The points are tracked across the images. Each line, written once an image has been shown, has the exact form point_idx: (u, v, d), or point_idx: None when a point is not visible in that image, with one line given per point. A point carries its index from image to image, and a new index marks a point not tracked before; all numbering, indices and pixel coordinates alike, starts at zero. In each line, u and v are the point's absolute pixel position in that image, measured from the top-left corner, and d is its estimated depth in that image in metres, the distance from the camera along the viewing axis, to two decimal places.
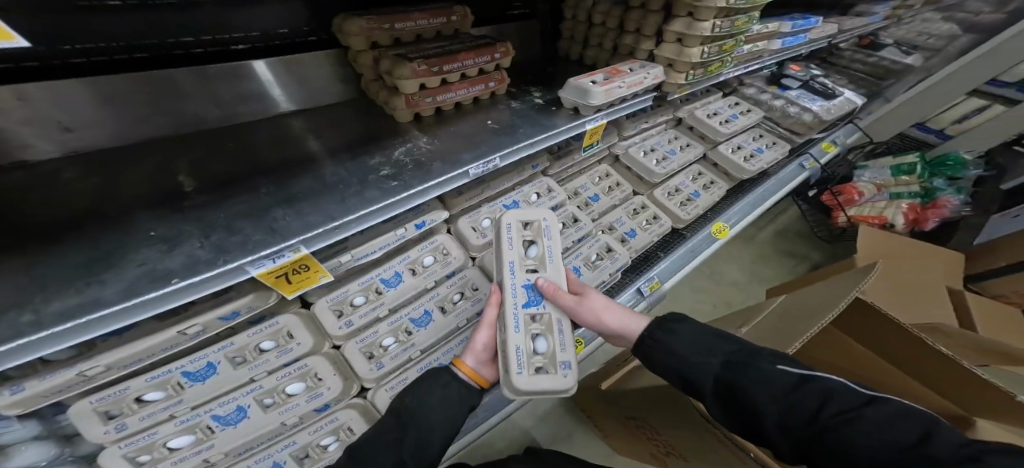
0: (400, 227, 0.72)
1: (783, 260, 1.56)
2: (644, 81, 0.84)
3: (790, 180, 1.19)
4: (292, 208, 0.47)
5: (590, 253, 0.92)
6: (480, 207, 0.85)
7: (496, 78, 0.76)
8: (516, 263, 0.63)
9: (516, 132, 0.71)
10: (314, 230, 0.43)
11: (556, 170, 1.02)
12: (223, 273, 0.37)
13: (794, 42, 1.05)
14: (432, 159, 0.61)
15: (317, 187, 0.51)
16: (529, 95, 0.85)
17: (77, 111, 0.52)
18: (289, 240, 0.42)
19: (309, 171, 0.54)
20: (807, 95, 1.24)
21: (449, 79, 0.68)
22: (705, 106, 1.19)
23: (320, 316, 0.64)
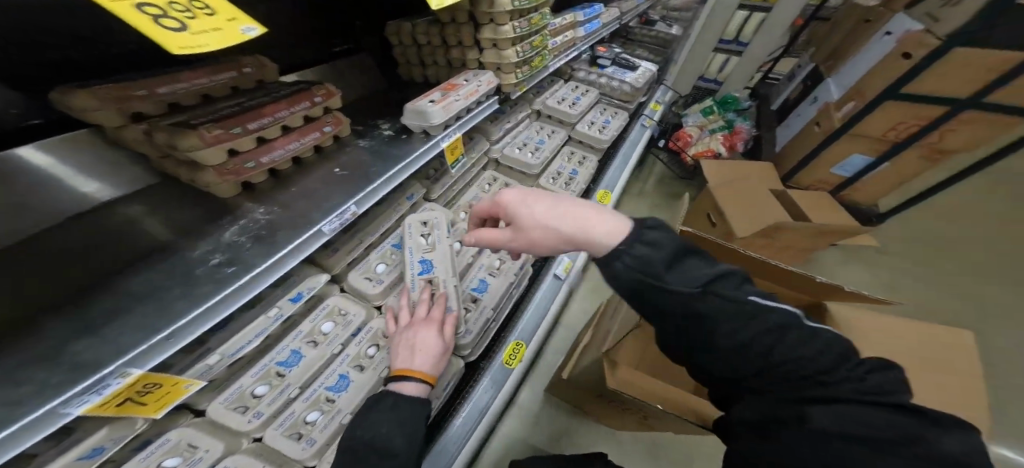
0: (271, 307, 0.60)
1: (670, 204, 1.75)
2: (480, 89, 0.76)
3: (641, 139, 1.37)
4: (99, 333, 0.37)
5: (492, 260, 0.79)
6: (367, 257, 0.74)
7: (333, 120, 0.63)
8: (416, 249, 0.69)
9: (366, 171, 0.60)
10: (136, 348, 0.36)
11: (440, 193, 0.90)
12: (31, 426, 0.30)
13: (591, 27, 1.26)
14: (282, 219, 0.52)
15: (128, 297, 0.41)
16: (378, 130, 0.72)
17: None
18: (107, 366, 0.34)
19: (116, 278, 0.43)
20: (619, 70, 1.41)
21: (265, 137, 0.52)
22: (552, 95, 1.26)
23: (220, 420, 0.54)
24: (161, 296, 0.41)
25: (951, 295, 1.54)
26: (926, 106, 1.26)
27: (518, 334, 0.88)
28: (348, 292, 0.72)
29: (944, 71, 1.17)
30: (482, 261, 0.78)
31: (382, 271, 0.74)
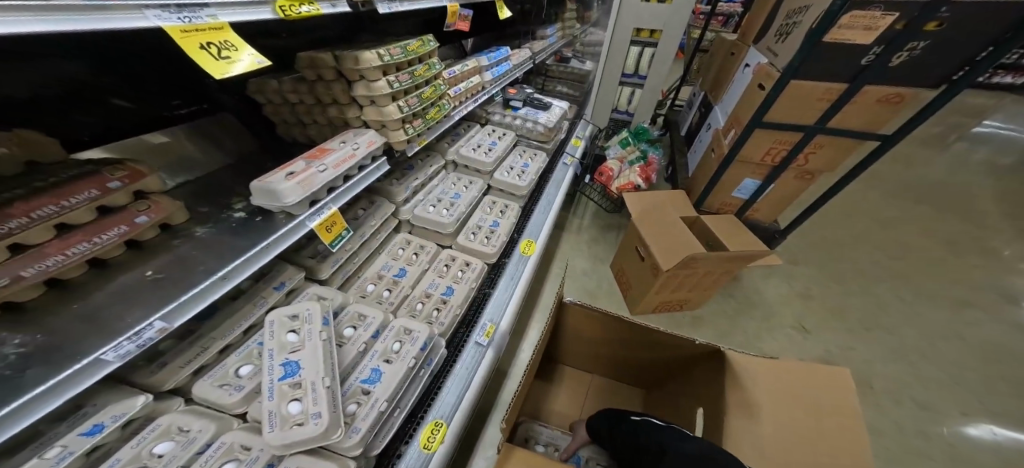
0: (50, 448, 0.44)
1: (607, 236, 1.76)
2: (358, 153, 0.67)
3: (564, 178, 1.35)
4: None
5: (389, 344, 0.68)
6: (224, 360, 0.61)
7: (149, 207, 0.51)
8: (275, 345, 0.57)
9: (195, 268, 0.49)
10: None
11: (332, 272, 0.79)
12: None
13: (500, 70, 1.24)
14: (53, 347, 0.39)
15: None
16: (229, 210, 0.62)
17: None
18: None
19: None
20: (532, 110, 1.41)
21: (22, 243, 0.39)
22: (468, 142, 1.22)
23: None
24: None
25: (860, 292, 1.65)
26: (787, 133, 1.37)
27: (436, 412, 0.76)
28: (195, 407, 0.57)
29: (789, 100, 1.29)
30: (376, 347, 0.67)
31: (245, 373, 0.60)
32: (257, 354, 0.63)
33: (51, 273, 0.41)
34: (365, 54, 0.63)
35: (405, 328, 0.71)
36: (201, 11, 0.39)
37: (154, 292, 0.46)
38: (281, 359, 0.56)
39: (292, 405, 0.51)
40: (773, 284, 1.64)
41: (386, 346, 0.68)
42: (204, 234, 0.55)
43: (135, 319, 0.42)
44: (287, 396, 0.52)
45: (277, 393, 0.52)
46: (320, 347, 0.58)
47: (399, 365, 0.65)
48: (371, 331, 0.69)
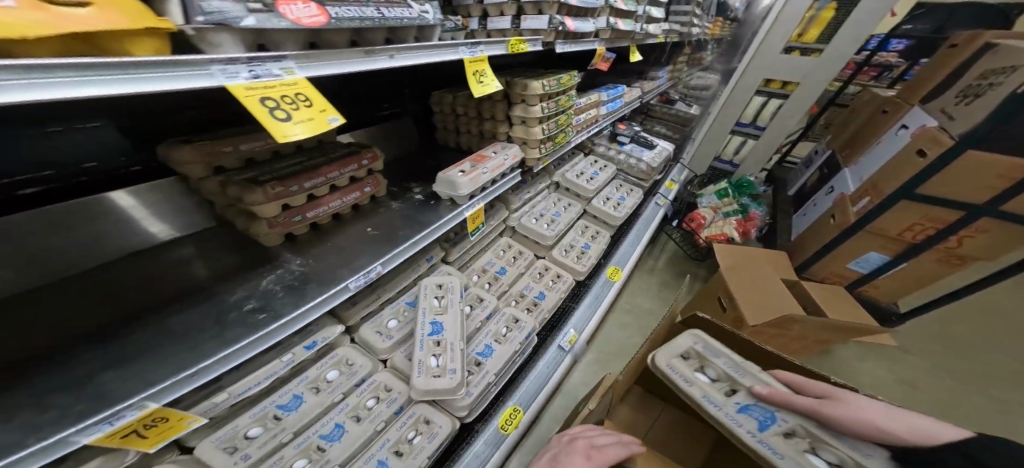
0: (287, 352, 0.64)
1: (681, 281, 1.76)
2: (506, 162, 0.83)
3: (653, 219, 1.42)
4: (125, 368, 0.44)
5: (498, 327, 0.80)
6: (381, 311, 0.79)
7: (372, 183, 0.77)
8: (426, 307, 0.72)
9: (396, 235, 0.67)
10: (159, 385, 0.42)
11: (456, 257, 0.95)
12: (43, 450, 0.35)
13: (614, 106, 1.36)
14: (309, 278, 0.58)
15: (159, 339, 0.48)
16: (410, 192, 0.83)
17: None
18: (130, 399, 0.40)
19: (158, 316, 0.51)
20: (637, 147, 1.53)
21: (315, 194, 0.66)
22: (572, 168, 1.36)
23: (206, 459, 0.53)
24: (188, 335, 0.49)
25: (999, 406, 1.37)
26: (941, 209, 1.26)
27: (516, 400, 0.85)
28: (358, 343, 0.75)
29: (962, 173, 1.19)
30: (489, 327, 0.79)
31: (393, 326, 0.77)
32: (402, 311, 0.81)
33: (320, 216, 0.68)
34: (533, 84, 0.82)
35: (512, 318, 0.83)
36: (477, 48, 0.58)
37: (369, 249, 0.64)
38: (428, 319, 0.72)
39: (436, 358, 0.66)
40: (872, 366, 1.47)
41: (497, 330, 0.80)
42: (395, 211, 0.75)
43: (366, 262, 0.61)
44: (431, 350, 0.67)
45: (425, 345, 0.67)
46: (455, 316, 0.73)
47: (506, 349, 0.77)
48: (485, 313, 0.82)
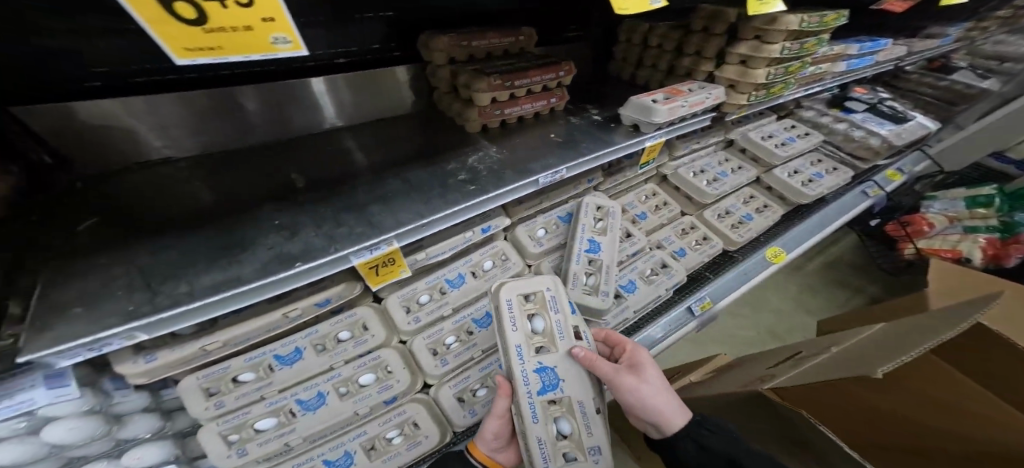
0: (468, 230, 0.84)
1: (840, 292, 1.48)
2: (706, 102, 0.76)
3: (852, 206, 1.14)
4: (385, 204, 0.72)
5: (646, 267, 0.89)
6: (536, 217, 0.92)
7: (559, 94, 0.85)
8: (588, 225, 0.85)
9: (579, 146, 0.73)
10: (402, 228, 0.66)
11: (608, 188, 0.98)
12: (336, 258, 0.61)
13: (861, 63, 1.09)
14: (507, 167, 0.73)
15: (402, 188, 0.76)
16: (586, 112, 0.86)
17: (192, 123, 0.79)
18: (385, 235, 0.65)
19: (393, 176, 0.79)
20: (876, 119, 1.31)
21: (516, 94, 0.79)
22: (758, 129, 1.15)
23: (391, 312, 0.81)
24: (422, 191, 0.74)
25: None
26: None
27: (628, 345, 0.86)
28: (511, 240, 0.91)
29: None
30: (637, 266, 0.88)
31: (542, 235, 0.91)
32: (552, 223, 0.93)
33: (513, 114, 0.81)
34: (787, 17, 0.77)
35: (657, 263, 0.90)
36: None
37: (549, 155, 0.73)
38: (585, 236, 0.85)
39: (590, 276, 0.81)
40: None
41: (641, 268, 0.89)
42: (578, 124, 0.80)
43: (554, 164, 0.71)
44: (585, 266, 0.82)
45: (582, 259, 0.81)
46: (609, 242, 0.86)
47: (647, 290, 0.86)
48: (630, 251, 0.89)
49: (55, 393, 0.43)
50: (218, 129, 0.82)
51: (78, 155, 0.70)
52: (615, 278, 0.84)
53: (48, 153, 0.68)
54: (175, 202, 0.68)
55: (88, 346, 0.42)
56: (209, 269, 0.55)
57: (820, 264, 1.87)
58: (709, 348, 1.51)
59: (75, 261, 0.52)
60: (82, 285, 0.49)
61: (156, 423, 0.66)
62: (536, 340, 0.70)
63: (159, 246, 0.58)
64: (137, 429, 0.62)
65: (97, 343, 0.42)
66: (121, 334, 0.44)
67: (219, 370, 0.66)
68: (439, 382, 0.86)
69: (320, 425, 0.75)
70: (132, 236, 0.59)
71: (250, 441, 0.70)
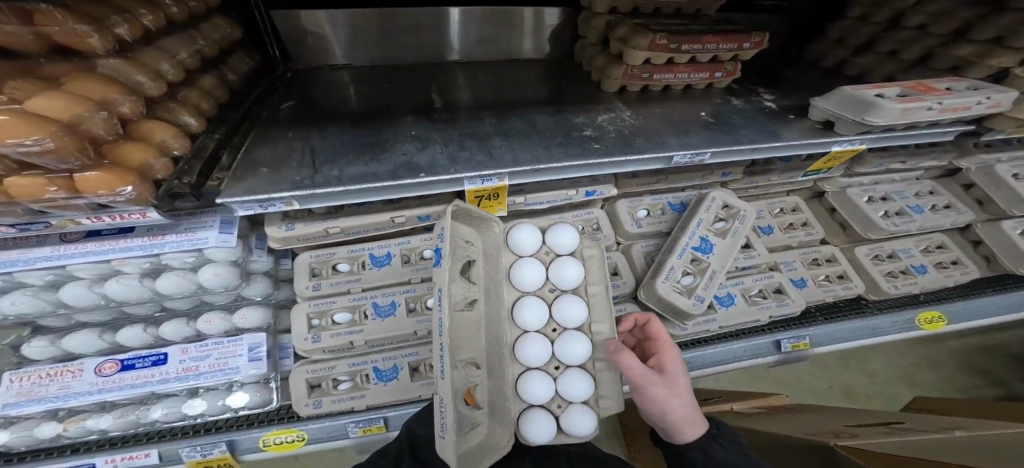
0: (571, 188, 0.80)
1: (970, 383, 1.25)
2: (973, 107, 0.59)
3: None
4: (507, 139, 0.71)
5: (753, 286, 0.81)
6: (643, 196, 0.87)
7: (728, 69, 0.74)
8: (704, 221, 0.77)
9: (737, 131, 0.64)
10: (516, 168, 0.64)
11: (743, 186, 0.88)
12: (453, 178, 0.63)
13: None
14: (636, 133, 0.67)
15: (523, 126, 0.74)
16: (755, 96, 0.76)
17: (365, 35, 0.90)
18: (501, 169, 0.64)
19: (520, 114, 0.78)
20: None
21: (674, 59, 0.70)
22: (1015, 161, 0.94)
23: None
24: (544, 135, 0.71)
25: None
26: None
27: (690, 355, 0.80)
28: (609, 213, 0.87)
29: None
30: (743, 281, 0.81)
31: (642, 216, 0.86)
32: (662, 208, 0.87)
33: (666, 82, 0.73)
34: None
35: (769, 286, 0.81)
36: None
37: (700, 131, 0.65)
38: (698, 233, 0.77)
39: (686, 278, 0.74)
40: None
41: (746, 285, 0.81)
42: (743, 104, 0.72)
43: (700, 145, 0.61)
44: (687, 264, 0.75)
45: (685, 255, 0.74)
46: (719, 244, 0.76)
47: (747, 310, 0.78)
48: (744, 265, 0.80)
49: (221, 237, 0.54)
50: (387, 45, 0.92)
51: (295, 52, 0.90)
52: (715, 289, 0.75)
53: (278, 48, 0.90)
54: (335, 105, 0.78)
55: (262, 202, 0.53)
56: (358, 161, 0.63)
57: (966, 344, 1.61)
58: (776, 387, 1.42)
59: (272, 128, 0.66)
60: (271, 148, 0.61)
61: (268, 290, 0.75)
62: (548, 285, 0.74)
63: (326, 132, 0.69)
64: (255, 289, 0.72)
65: (264, 202, 0.53)
66: (285, 198, 0.55)
67: (330, 253, 0.82)
68: None
69: (383, 333, 0.80)
70: (311, 120, 0.71)
71: (325, 328, 0.79)
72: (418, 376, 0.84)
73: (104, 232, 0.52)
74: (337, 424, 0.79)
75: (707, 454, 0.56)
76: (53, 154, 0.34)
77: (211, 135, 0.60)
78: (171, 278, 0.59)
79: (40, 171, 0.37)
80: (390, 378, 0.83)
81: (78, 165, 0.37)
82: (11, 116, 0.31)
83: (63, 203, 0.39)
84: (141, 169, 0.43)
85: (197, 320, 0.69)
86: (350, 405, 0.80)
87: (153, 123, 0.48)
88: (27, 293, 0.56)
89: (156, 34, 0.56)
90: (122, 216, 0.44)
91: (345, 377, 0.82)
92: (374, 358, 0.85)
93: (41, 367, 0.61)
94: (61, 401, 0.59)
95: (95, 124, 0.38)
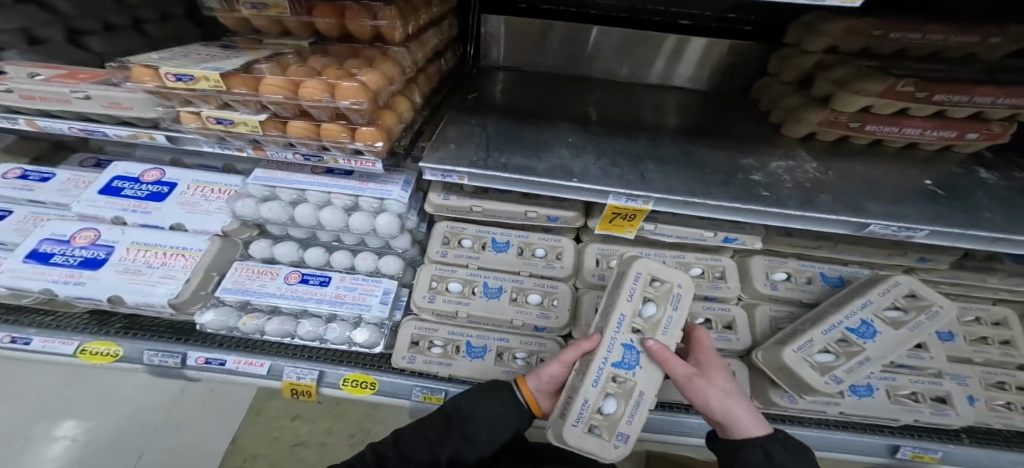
0: (708, 230, 0.77)
1: None
2: None
3: None
4: (659, 167, 0.72)
5: (902, 385, 0.72)
6: (789, 259, 0.83)
7: (993, 130, 0.65)
8: (870, 305, 0.70)
9: (981, 213, 0.57)
10: (669, 196, 0.63)
11: (939, 277, 0.78)
12: (602, 192, 0.66)
13: None
14: (820, 190, 0.63)
15: (682, 157, 0.74)
16: (993, 176, 0.66)
17: (549, 42, 0.99)
18: (648, 193, 0.64)
19: (678, 144, 0.78)
20: None
21: (910, 110, 0.64)
22: None
23: (586, 256, 0.91)
24: (703, 170, 0.70)
25: None
26: None
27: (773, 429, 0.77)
28: (738, 265, 0.84)
29: None
30: (893, 379, 0.72)
31: (778, 279, 0.81)
32: (811, 276, 0.82)
33: (885, 135, 0.68)
34: None
35: (930, 391, 0.71)
36: None
37: (920, 203, 0.59)
38: (858, 315, 0.70)
39: (823, 354, 0.68)
40: None
41: (897, 383, 0.73)
42: (986, 183, 0.64)
43: (914, 220, 0.55)
44: (833, 341, 0.69)
45: (832, 332, 0.68)
46: (881, 326, 0.68)
47: (887, 407, 0.70)
48: (908, 362, 0.72)
49: (400, 193, 0.68)
50: (558, 55, 1.01)
51: (486, 52, 1.04)
52: (861, 378, 0.67)
53: (473, 48, 1.05)
54: (517, 104, 0.87)
55: (441, 173, 0.64)
56: (520, 154, 0.70)
57: None
58: None
59: (459, 115, 0.78)
60: (456, 130, 0.73)
61: (408, 247, 0.85)
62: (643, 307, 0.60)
63: (499, 124, 0.77)
64: (403, 241, 0.83)
65: (443, 172, 0.63)
66: (460, 173, 0.63)
67: (461, 227, 0.92)
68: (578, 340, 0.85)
69: (488, 312, 0.85)
70: (487, 111, 0.82)
71: (440, 293, 0.87)
72: (502, 362, 0.84)
73: (336, 171, 0.71)
74: (405, 383, 0.83)
75: (770, 458, 0.50)
76: (362, 112, 0.51)
77: (423, 112, 0.77)
78: (360, 216, 0.70)
79: (344, 122, 0.54)
80: (477, 356, 0.85)
81: (364, 121, 0.54)
82: (357, 86, 0.50)
83: (342, 146, 0.55)
84: (390, 132, 0.58)
85: (356, 257, 0.81)
86: (438, 370, 0.84)
87: (403, 99, 0.64)
88: (278, 204, 0.72)
89: (424, 27, 0.73)
90: (357, 162, 0.59)
91: (440, 342, 0.87)
92: (470, 332, 0.89)
93: (256, 264, 0.76)
94: (255, 296, 0.73)
95: (382, 95, 0.56)
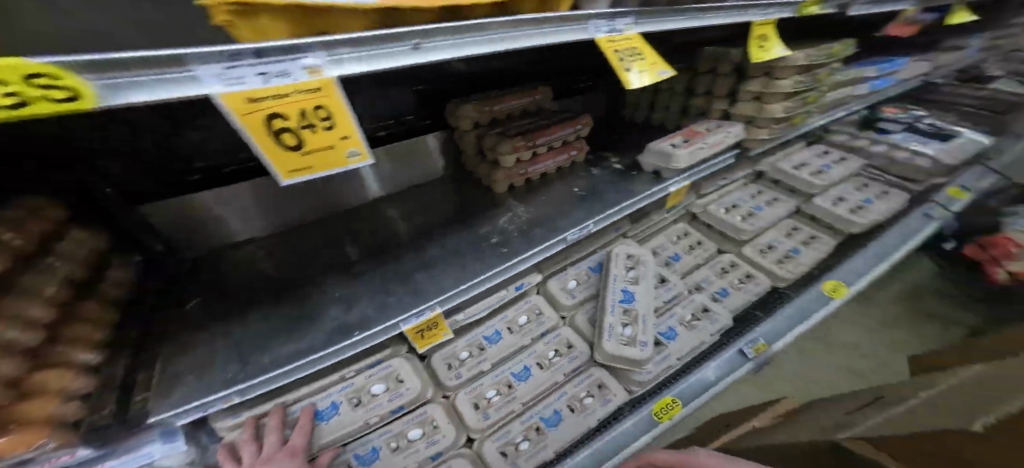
0: (501, 289, 0.88)
1: (925, 327, 1.45)
2: (722, 140, 0.98)
3: (919, 230, 1.19)
4: (428, 272, 0.77)
5: (684, 314, 0.91)
6: (566, 270, 0.97)
7: (578, 147, 1.01)
8: (618, 276, 0.91)
9: (602, 197, 0.90)
10: (446, 293, 0.71)
11: (637, 232, 1.07)
12: (387, 326, 0.66)
13: (881, 84, 1.49)
14: (531, 226, 0.84)
15: (441, 254, 0.80)
16: (607, 161, 1.03)
17: (240, 210, 0.82)
18: (430, 301, 0.70)
19: (434, 242, 0.84)
20: (919, 138, 1.52)
21: (535, 152, 0.93)
22: (792, 156, 1.31)
23: (435, 367, 0.80)
24: (463, 258, 0.78)
25: None
26: None
27: (676, 391, 0.82)
28: (545, 295, 0.94)
29: None
30: (675, 313, 0.91)
31: (574, 287, 0.94)
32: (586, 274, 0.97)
33: (538, 170, 0.96)
34: (788, 59, 0.92)
35: (698, 307, 0.93)
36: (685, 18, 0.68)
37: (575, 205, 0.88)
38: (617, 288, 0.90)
39: (625, 328, 0.83)
40: None
41: (681, 315, 0.91)
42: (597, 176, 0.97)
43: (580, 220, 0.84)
44: (620, 317, 0.85)
45: (615, 311, 0.85)
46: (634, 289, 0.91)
47: (689, 336, 0.87)
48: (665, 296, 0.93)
49: (166, 449, 0.52)
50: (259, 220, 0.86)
51: (176, 245, 0.79)
52: (653, 329, 0.85)
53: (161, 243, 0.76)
54: (232, 290, 0.73)
55: (198, 407, 0.53)
56: (286, 341, 0.64)
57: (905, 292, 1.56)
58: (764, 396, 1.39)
59: (171, 342, 0.62)
60: (192, 353, 0.61)
61: None
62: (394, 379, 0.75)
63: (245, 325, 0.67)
64: None
65: (205, 403, 0.54)
66: (223, 396, 0.55)
67: None
68: (482, 438, 0.73)
69: None
70: (220, 314, 0.68)
71: None
72: None
73: None
74: None
75: None
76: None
77: (108, 367, 0.56)
78: None
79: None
80: None
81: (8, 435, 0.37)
82: None
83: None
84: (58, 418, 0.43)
85: None
86: None
87: (54, 367, 0.46)
88: None
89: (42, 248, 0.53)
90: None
91: None
92: None
93: None
94: None
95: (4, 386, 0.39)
